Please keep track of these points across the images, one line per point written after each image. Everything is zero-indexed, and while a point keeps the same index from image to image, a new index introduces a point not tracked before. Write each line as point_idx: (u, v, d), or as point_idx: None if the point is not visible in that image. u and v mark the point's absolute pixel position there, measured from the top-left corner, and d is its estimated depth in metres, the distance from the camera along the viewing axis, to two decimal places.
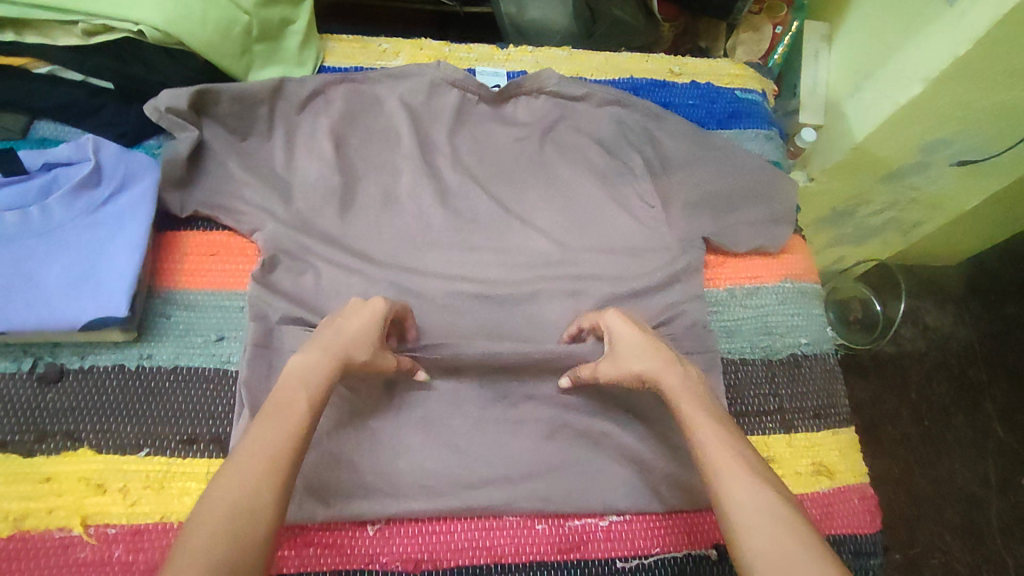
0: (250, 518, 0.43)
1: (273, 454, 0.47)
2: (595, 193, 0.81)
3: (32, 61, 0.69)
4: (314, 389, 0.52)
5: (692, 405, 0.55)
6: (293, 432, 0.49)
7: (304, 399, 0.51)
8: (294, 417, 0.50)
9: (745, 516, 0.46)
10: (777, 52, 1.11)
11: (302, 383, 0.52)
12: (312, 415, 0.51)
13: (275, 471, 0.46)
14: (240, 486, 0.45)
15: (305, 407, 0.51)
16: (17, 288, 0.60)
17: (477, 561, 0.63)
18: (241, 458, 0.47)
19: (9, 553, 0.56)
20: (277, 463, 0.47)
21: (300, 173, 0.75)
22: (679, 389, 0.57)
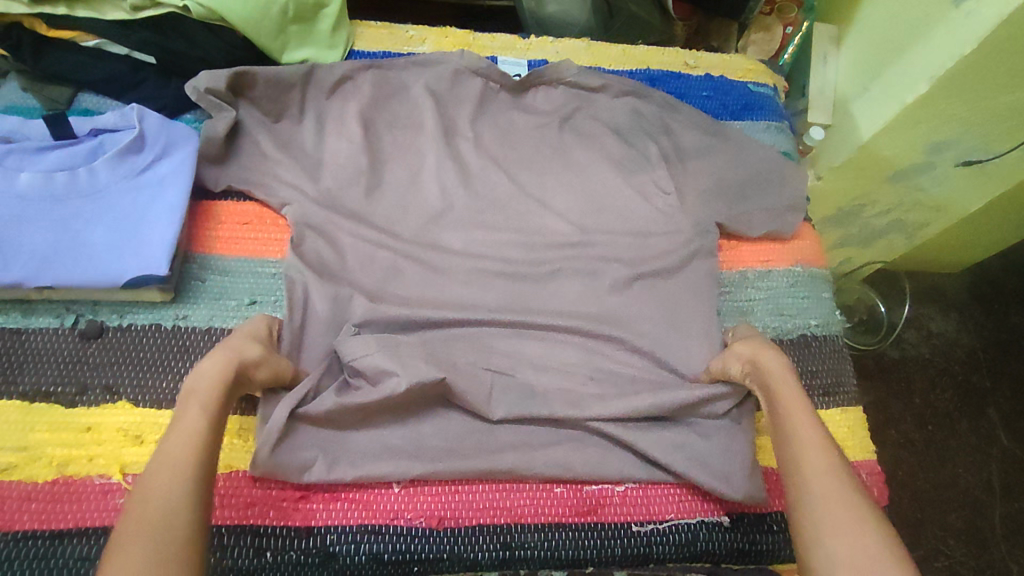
0: (171, 521, 0.46)
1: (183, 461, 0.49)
2: (613, 181, 0.83)
3: (82, 35, 0.73)
4: (201, 398, 0.54)
5: (790, 393, 0.61)
6: (192, 442, 0.51)
7: (195, 410, 0.53)
8: (194, 428, 0.52)
9: (819, 498, 0.52)
10: (788, 51, 1.13)
11: (193, 396, 0.54)
12: (208, 417, 0.53)
13: (188, 472, 0.49)
14: (159, 502, 0.47)
15: (201, 414, 0.53)
16: (65, 246, 0.63)
17: (496, 520, 0.65)
18: (148, 471, 0.49)
19: (52, 496, 0.58)
20: (185, 469, 0.49)
21: (329, 152, 0.78)
22: (781, 383, 0.62)
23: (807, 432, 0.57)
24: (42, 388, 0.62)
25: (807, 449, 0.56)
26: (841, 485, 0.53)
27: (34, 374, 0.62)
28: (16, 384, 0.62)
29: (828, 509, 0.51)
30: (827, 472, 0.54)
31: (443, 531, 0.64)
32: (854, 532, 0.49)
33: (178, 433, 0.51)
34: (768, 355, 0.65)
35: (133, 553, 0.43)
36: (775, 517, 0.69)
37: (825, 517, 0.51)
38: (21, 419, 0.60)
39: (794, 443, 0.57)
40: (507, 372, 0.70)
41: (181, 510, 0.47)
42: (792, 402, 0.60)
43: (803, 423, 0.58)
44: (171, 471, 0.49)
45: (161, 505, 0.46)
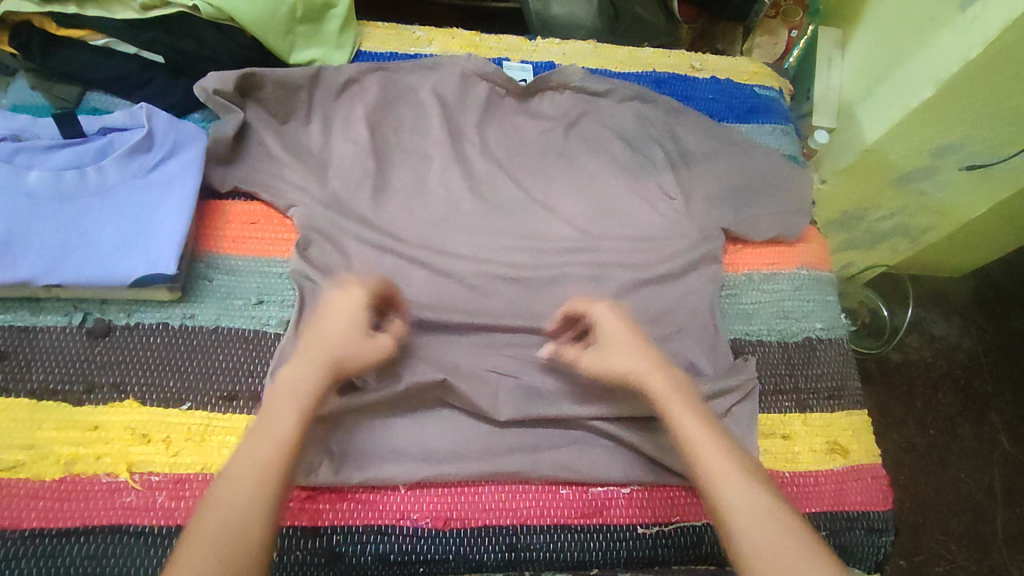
0: (242, 536, 0.46)
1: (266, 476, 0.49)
2: (618, 185, 0.83)
3: (90, 34, 0.74)
4: (284, 407, 0.53)
5: (682, 409, 0.59)
6: (280, 453, 0.51)
7: (291, 417, 0.53)
8: (282, 439, 0.51)
9: (734, 510, 0.52)
10: (793, 54, 1.14)
11: (288, 399, 0.54)
12: (300, 428, 0.53)
13: (264, 486, 0.49)
14: (233, 510, 0.47)
15: (292, 425, 0.52)
16: (74, 245, 0.63)
17: (502, 522, 0.65)
18: (222, 481, 0.49)
19: (59, 494, 0.58)
20: (263, 490, 0.49)
21: (335, 153, 0.78)
22: (666, 395, 0.61)
23: (715, 448, 0.56)
24: (50, 386, 0.62)
25: (720, 467, 0.54)
26: (760, 499, 0.52)
27: (42, 372, 0.62)
28: (24, 383, 0.62)
29: (757, 526, 0.50)
30: (744, 486, 0.53)
31: (449, 532, 0.64)
32: (787, 542, 0.49)
33: (258, 440, 0.51)
34: (636, 358, 0.63)
35: (198, 569, 0.44)
36: None
37: (755, 534, 0.50)
38: (29, 417, 0.60)
39: (707, 459, 0.55)
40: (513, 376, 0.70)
41: (250, 523, 0.47)
42: (686, 418, 0.58)
43: (708, 440, 0.56)
44: (243, 482, 0.49)
45: (231, 515, 0.47)
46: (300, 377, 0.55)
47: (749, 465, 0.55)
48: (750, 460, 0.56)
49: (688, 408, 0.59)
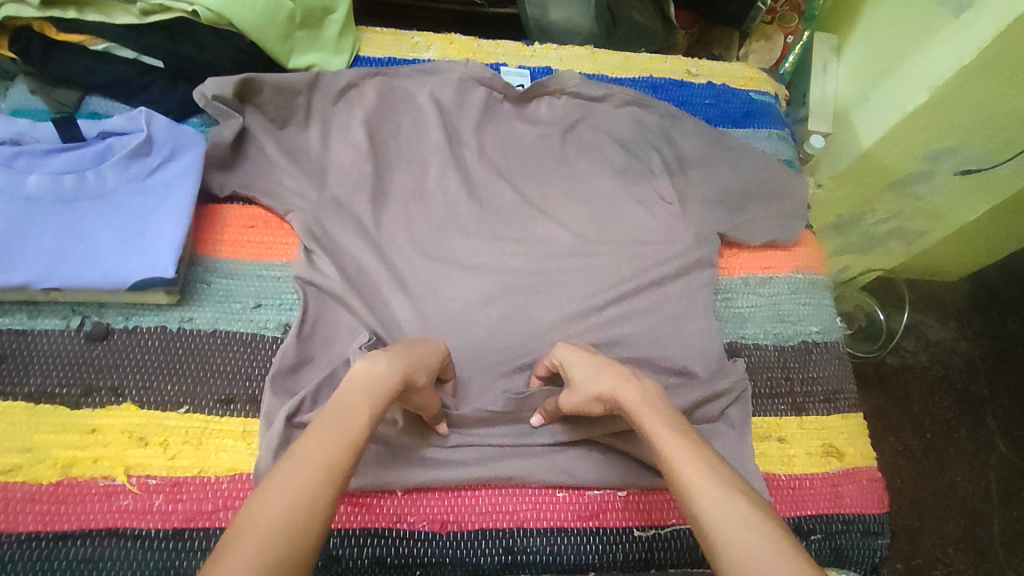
0: (303, 525, 0.43)
1: (335, 458, 0.47)
2: (614, 190, 0.83)
3: (90, 39, 0.74)
4: (354, 404, 0.52)
5: (650, 413, 0.57)
6: (349, 441, 0.49)
7: (366, 411, 0.52)
8: (353, 428, 0.50)
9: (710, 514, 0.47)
10: (788, 60, 1.15)
11: (366, 393, 0.53)
12: (372, 422, 0.52)
13: (334, 475, 0.46)
14: (299, 489, 0.44)
15: (366, 419, 0.51)
16: (72, 248, 0.63)
17: (500, 524, 0.65)
18: (285, 468, 0.46)
19: (57, 497, 0.58)
20: (334, 471, 0.47)
21: (334, 158, 0.78)
22: (640, 404, 0.58)
23: (683, 448, 0.52)
24: (47, 389, 0.62)
25: (688, 467, 0.51)
26: (736, 501, 0.47)
27: (40, 376, 0.63)
28: (21, 386, 0.62)
29: (728, 525, 0.46)
30: (712, 486, 0.49)
31: (445, 536, 0.64)
32: (759, 542, 0.44)
33: (324, 434, 0.49)
34: (613, 371, 0.62)
35: (262, 541, 0.40)
36: None
37: (727, 536, 0.45)
38: (27, 419, 0.61)
39: (673, 462, 0.52)
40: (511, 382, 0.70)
41: (305, 514, 0.43)
42: (654, 421, 0.56)
43: (676, 441, 0.53)
44: (309, 471, 0.45)
45: (301, 491, 0.44)
46: (386, 376, 0.55)
47: (726, 470, 0.51)
48: (724, 463, 0.52)
49: (670, 420, 0.56)
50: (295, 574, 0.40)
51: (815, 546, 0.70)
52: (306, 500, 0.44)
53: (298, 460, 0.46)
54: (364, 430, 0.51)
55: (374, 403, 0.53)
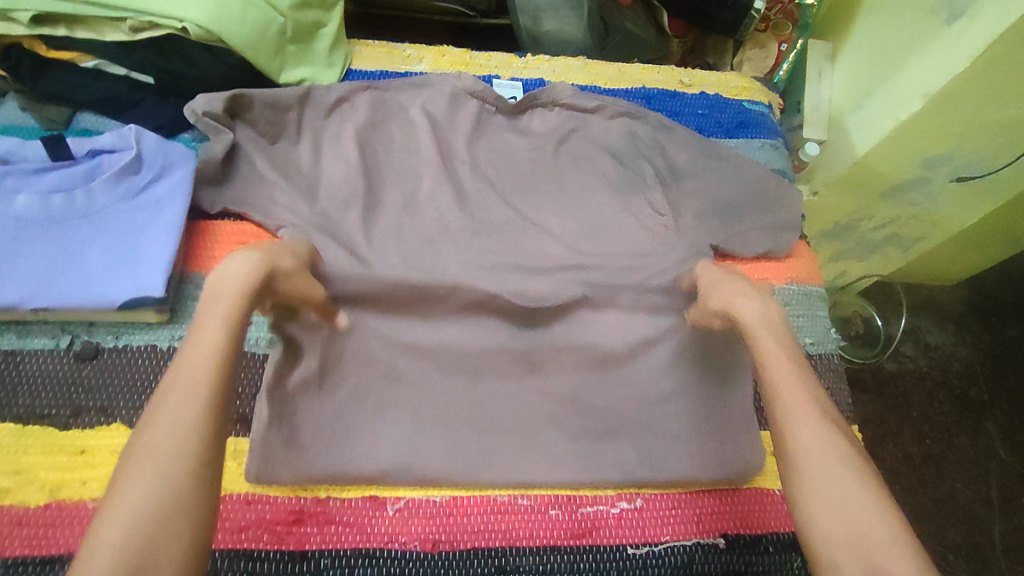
0: (175, 463, 0.44)
1: (197, 383, 0.47)
2: (607, 202, 0.83)
3: (81, 56, 0.74)
4: (217, 316, 0.51)
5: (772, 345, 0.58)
6: (210, 362, 0.49)
7: (219, 326, 0.51)
8: (212, 349, 0.50)
9: (811, 448, 0.50)
10: (783, 68, 1.13)
11: (214, 304, 0.52)
12: (228, 336, 0.51)
13: (201, 405, 0.47)
14: (167, 429, 0.45)
15: (220, 334, 0.50)
16: (62, 267, 0.63)
17: (492, 543, 0.65)
18: (167, 397, 0.47)
19: (44, 520, 0.57)
20: (199, 399, 0.47)
21: (326, 173, 0.78)
22: (759, 327, 0.60)
23: (796, 386, 0.54)
24: (36, 410, 0.62)
25: (798, 408, 0.52)
26: (830, 441, 0.50)
27: (28, 397, 0.62)
28: (10, 406, 0.62)
29: (826, 474, 0.48)
30: (820, 433, 0.51)
31: (437, 555, 0.63)
32: (854, 497, 0.47)
33: (193, 355, 0.49)
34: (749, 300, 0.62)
35: (134, 499, 0.42)
36: (771, 539, 0.69)
37: (822, 485, 0.48)
38: (15, 441, 0.60)
39: (783, 398, 0.53)
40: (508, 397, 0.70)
41: (185, 440, 0.45)
42: (775, 354, 0.57)
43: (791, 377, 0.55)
44: (187, 398, 0.46)
45: (168, 435, 0.45)
46: (223, 288, 0.53)
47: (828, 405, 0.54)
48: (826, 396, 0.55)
49: (788, 349, 0.58)
50: (181, 517, 0.42)
51: None
52: (192, 431, 0.45)
53: (169, 408, 0.46)
54: (222, 354, 0.50)
55: (227, 316, 0.51)
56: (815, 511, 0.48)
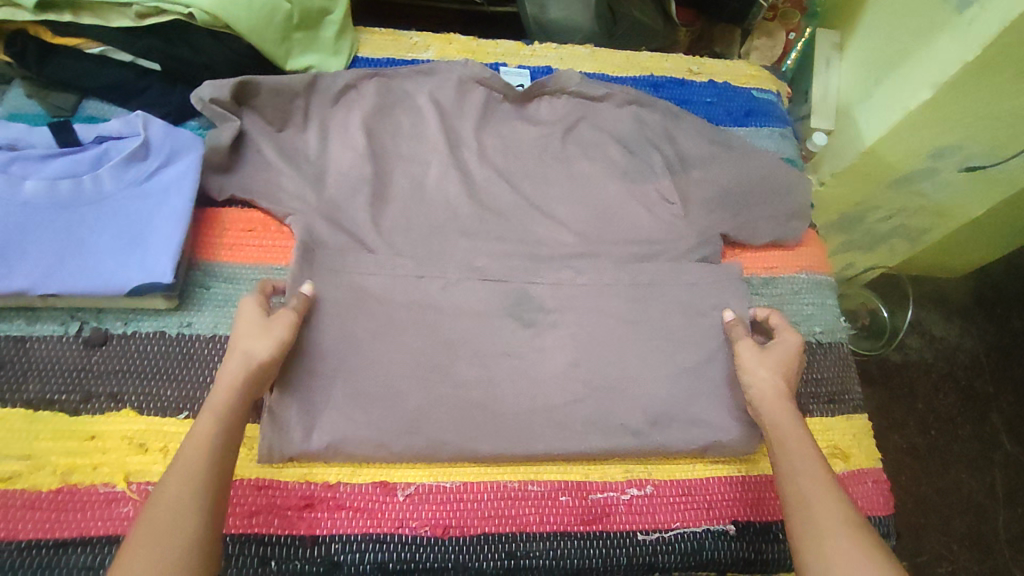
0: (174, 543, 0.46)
1: (193, 468, 0.50)
2: (615, 190, 0.82)
3: (87, 43, 0.74)
4: (223, 402, 0.55)
5: (787, 412, 0.61)
6: (204, 449, 0.51)
7: (209, 414, 0.54)
8: (204, 435, 0.52)
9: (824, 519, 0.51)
10: (789, 59, 1.15)
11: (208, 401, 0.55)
12: (218, 423, 0.53)
13: (198, 486, 0.49)
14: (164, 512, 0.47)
15: (211, 420, 0.53)
16: (70, 254, 0.63)
17: (501, 529, 0.65)
18: (171, 478, 0.49)
19: (56, 505, 0.58)
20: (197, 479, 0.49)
21: (332, 160, 0.77)
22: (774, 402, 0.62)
23: (804, 453, 0.57)
24: (46, 396, 0.62)
25: (805, 472, 0.55)
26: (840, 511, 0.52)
27: (39, 382, 0.62)
28: (21, 392, 0.62)
29: (830, 529, 0.51)
30: (825, 494, 0.53)
31: (448, 540, 0.64)
32: (857, 553, 0.49)
33: (197, 437, 0.52)
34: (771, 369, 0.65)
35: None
36: (781, 526, 0.69)
37: (825, 539, 0.50)
38: (26, 427, 0.60)
39: (792, 459, 0.57)
40: (521, 386, 0.69)
41: (188, 518, 0.47)
42: (787, 422, 0.60)
43: (802, 445, 0.58)
44: (189, 477, 0.49)
45: (164, 514, 0.47)
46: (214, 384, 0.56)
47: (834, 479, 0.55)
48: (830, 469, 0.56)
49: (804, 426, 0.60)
50: None
51: None
52: (192, 504, 0.48)
53: (164, 494, 0.48)
54: (216, 441, 0.52)
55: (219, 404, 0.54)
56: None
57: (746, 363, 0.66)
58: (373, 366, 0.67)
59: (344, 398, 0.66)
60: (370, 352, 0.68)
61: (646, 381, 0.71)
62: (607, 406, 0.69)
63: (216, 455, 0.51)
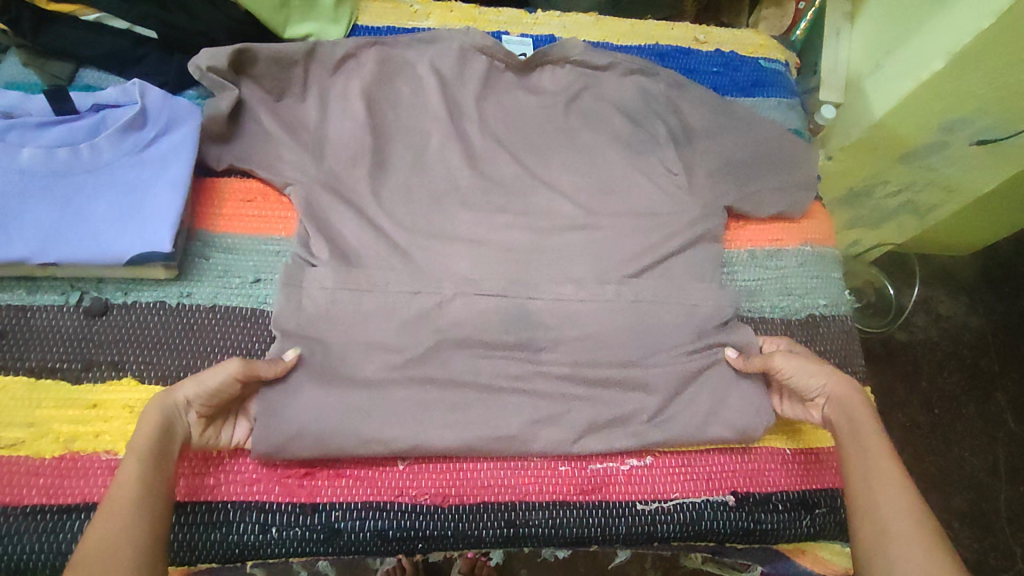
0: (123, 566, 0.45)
1: (123, 502, 0.48)
2: (618, 162, 0.81)
3: (83, 9, 0.72)
4: (144, 445, 0.53)
5: (868, 423, 0.60)
6: (136, 485, 0.50)
7: (135, 455, 0.52)
8: (132, 472, 0.50)
9: (885, 503, 0.53)
10: (800, 26, 1.08)
11: (134, 446, 0.53)
12: (145, 462, 0.51)
13: (138, 519, 0.48)
14: (112, 541, 0.46)
15: (138, 460, 0.51)
16: (68, 222, 0.62)
17: (501, 498, 0.65)
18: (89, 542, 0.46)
19: (60, 471, 0.59)
20: (133, 513, 0.48)
21: (332, 129, 0.76)
22: (847, 399, 0.62)
23: (885, 468, 0.56)
24: (48, 363, 0.62)
25: (873, 465, 0.56)
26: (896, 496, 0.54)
27: (40, 351, 0.63)
28: (22, 361, 0.62)
29: (904, 539, 0.51)
30: (904, 508, 0.53)
31: (447, 508, 0.64)
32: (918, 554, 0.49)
33: (119, 491, 0.49)
34: (843, 379, 0.64)
35: None
36: (780, 496, 0.69)
37: (892, 547, 0.50)
38: (29, 395, 0.61)
39: (858, 449, 0.59)
40: (523, 359, 0.68)
41: (127, 547, 0.46)
42: (868, 431, 0.59)
43: (881, 458, 0.57)
44: (122, 510, 0.48)
45: (101, 550, 0.45)
46: (137, 430, 0.54)
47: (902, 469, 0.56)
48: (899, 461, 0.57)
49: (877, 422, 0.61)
50: None
51: (822, 519, 0.69)
52: (128, 541, 0.46)
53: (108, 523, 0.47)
54: (148, 476, 0.51)
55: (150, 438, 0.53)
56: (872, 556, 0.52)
57: (790, 367, 0.66)
58: (371, 338, 0.67)
59: (342, 372, 0.65)
60: (368, 322, 0.67)
61: (647, 354, 0.70)
62: (607, 379, 0.68)
63: (148, 490, 0.50)
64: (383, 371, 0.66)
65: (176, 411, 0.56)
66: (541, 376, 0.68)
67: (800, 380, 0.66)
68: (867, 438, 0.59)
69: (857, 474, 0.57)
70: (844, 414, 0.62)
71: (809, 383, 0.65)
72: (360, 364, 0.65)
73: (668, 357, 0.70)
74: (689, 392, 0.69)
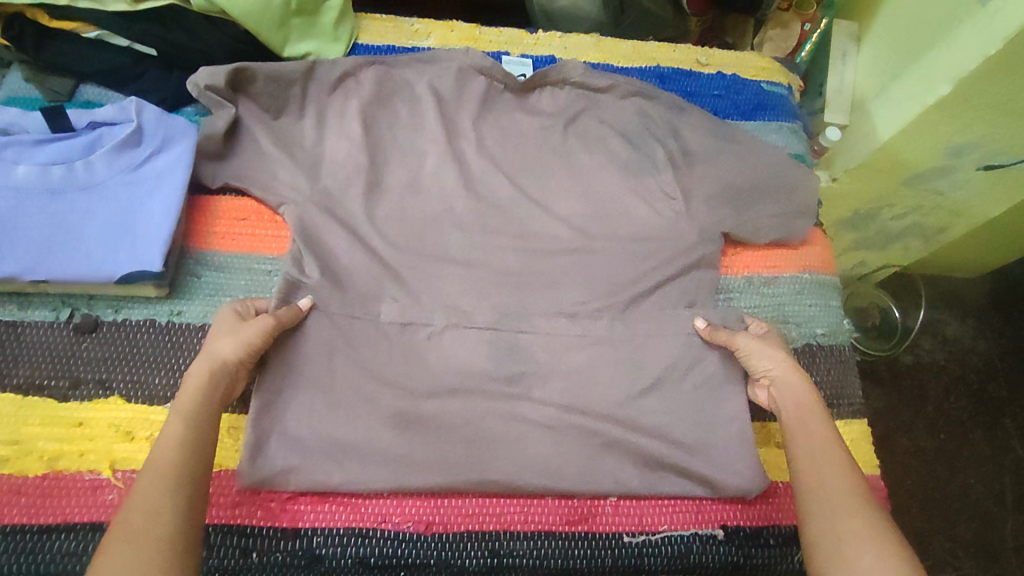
0: (167, 519, 0.46)
1: (167, 461, 0.50)
2: (615, 185, 0.80)
3: (83, 26, 0.73)
4: (191, 409, 0.54)
5: (813, 417, 0.59)
6: (175, 444, 0.51)
7: (176, 416, 0.53)
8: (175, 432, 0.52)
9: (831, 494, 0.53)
10: (805, 49, 1.08)
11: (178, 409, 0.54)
12: (187, 422, 0.53)
13: (181, 478, 0.49)
14: (157, 501, 0.47)
15: (181, 422, 0.53)
16: (60, 240, 0.63)
17: (486, 527, 0.65)
18: (115, 539, 0.45)
19: (42, 490, 0.59)
20: (172, 470, 0.49)
21: (328, 149, 0.76)
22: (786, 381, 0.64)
23: (831, 458, 0.55)
24: (36, 380, 0.62)
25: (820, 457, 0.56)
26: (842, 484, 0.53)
27: (28, 367, 0.63)
28: (9, 377, 0.62)
29: (856, 541, 0.49)
30: (849, 496, 0.52)
31: (431, 537, 0.64)
32: (870, 548, 0.48)
33: (156, 463, 0.49)
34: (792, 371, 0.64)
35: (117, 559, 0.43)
36: (772, 531, 0.68)
37: (846, 549, 0.49)
38: (16, 412, 0.61)
39: (806, 442, 0.57)
40: (513, 382, 0.68)
41: (172, 508, 0.47)
42: (812, 423, 0.59)
43: (827, 452, 0.56)
44: (163, 472, 0.49)
45: (145, 509, 0.46)
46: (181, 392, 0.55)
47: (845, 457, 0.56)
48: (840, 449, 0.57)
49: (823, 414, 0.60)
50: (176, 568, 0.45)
51: None
52: (173, 500, 0.48)
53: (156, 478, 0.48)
54: (192, 435, 0.52)
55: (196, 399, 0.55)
56: (821, 550, 0.50)
57: (748, 347, 0.67)
58: (362, 359, 0.67)
59: (330, 392, 0.65)
60: (358, 346, 0.67)
61: (640, 382, 0.69)
62: (596, 407, 0.68)
63: (193, 452, 0.51)
64: (372, 394, 0.65)
65: (224, 370, 0.58)
66: (530, 404, 0.67)
67: (751, 356, 0.67)
68: (811, 431, 0.58)
69: (801, 465, 0.56)
70: (789, 400, 0.62)
71: (760, 364, 0.66)
72: (348, 385, 0.65)
73: (660, 384, 0.69)
74: (681, 424, 0.68)
